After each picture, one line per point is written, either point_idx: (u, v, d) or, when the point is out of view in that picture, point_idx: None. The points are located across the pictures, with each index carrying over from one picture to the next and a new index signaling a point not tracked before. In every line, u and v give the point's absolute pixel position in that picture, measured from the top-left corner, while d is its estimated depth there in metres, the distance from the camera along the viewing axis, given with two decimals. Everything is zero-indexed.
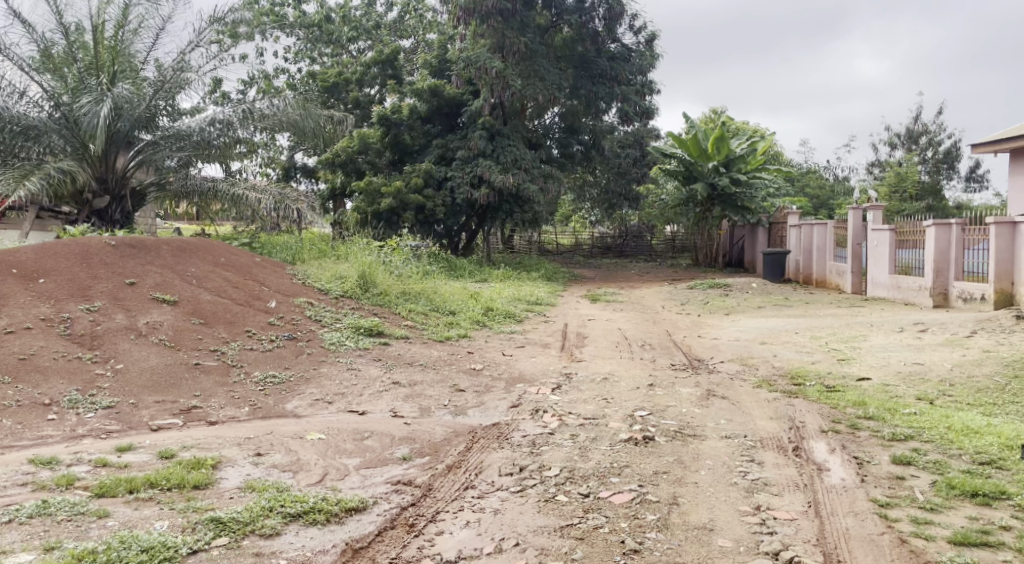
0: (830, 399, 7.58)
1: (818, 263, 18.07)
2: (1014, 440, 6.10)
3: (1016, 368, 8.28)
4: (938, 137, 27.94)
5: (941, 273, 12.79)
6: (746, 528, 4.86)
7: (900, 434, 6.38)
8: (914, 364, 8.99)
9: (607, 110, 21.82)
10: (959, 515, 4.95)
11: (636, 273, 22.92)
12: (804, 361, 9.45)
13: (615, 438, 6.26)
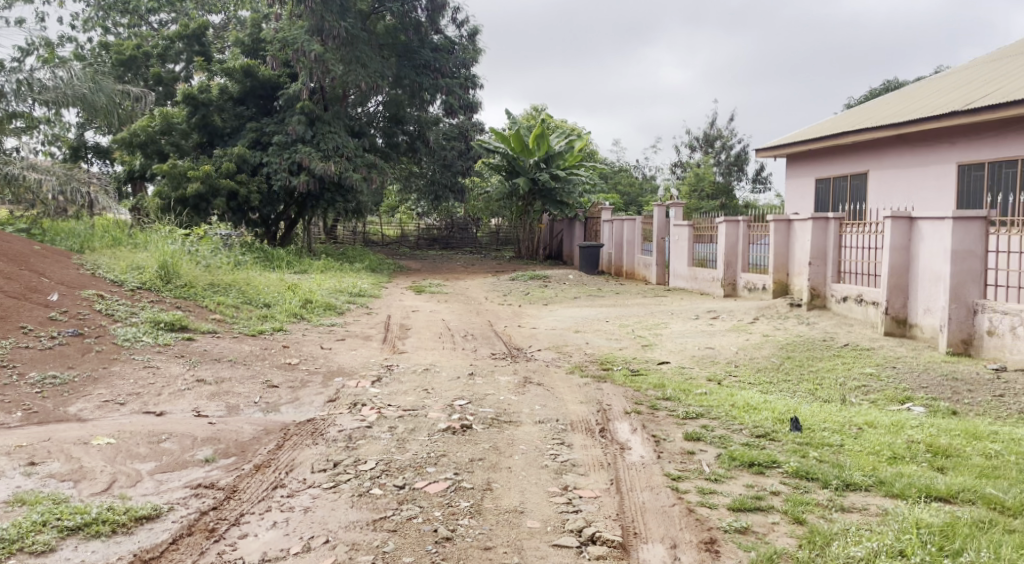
0: (634, 383, 8.02)
1: (628, 255, 19.08)
2: (786, 414, 6.77)
3: (791, 350, 9.18)
4: (730, 142, 30.33)
5: (730, 266, 13.96)
6: (553, 509, 5.05)
7: (692, 412, 6.89)
8: (707, 348, 9.73)
9: (431, 102, 21.82)
10: (738, 484, 5.41)
11: (461, 265, 23.10)
12: (613, 348, 9.97)
13: (433, 428, 6.29)
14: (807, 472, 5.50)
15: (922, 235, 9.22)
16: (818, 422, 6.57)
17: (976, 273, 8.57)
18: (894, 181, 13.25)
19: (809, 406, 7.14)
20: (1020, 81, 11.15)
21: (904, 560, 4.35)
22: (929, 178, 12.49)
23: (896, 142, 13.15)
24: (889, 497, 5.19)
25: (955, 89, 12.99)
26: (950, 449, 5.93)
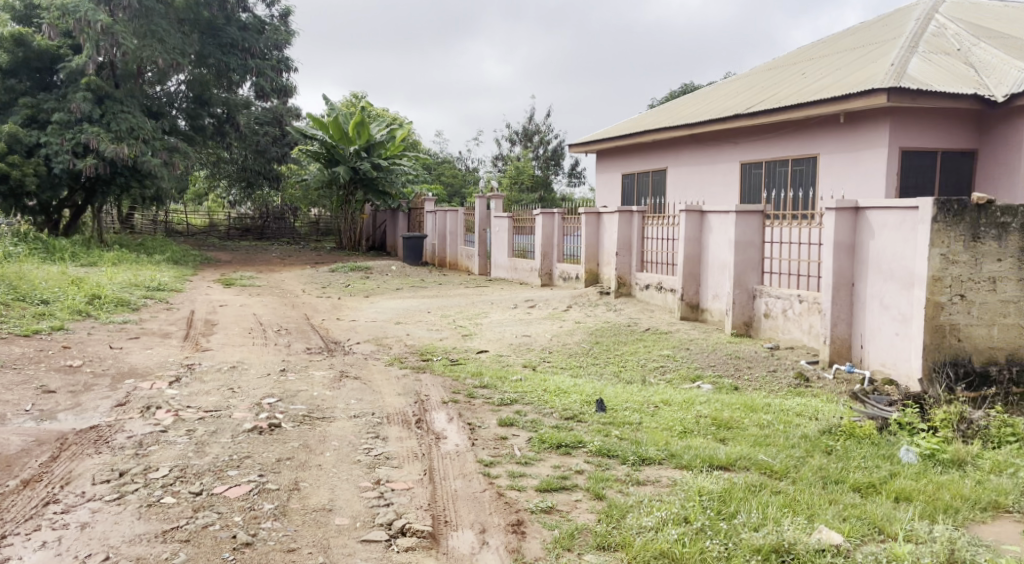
0: (452, 372, 8.06)
1: (450, 246, 19.15)
2: (592, 396, 7.07)
3: (600, 336, 9.58)
4: (547, 137, 31.25)
5: (546, 256, 14.39)
6: (364, 504, 4.96)
7: (507, 399, 7.02)
8: (523, 336, 9.95)
9: (239, 84, 20.75)
10: (546, 465, 5.57)
11: (276, 257, 22.14)
12: (433, 338, 9.95)
13: (237, 429, 5.97)
14: (609, 450, 5.77)
15: (711, 227, 9.92)
16: (621, 402, 6.92)
17: (755, 261, 9.34)
18: (689, 177, 14.18)
19: (613, 387, 7.50)
20: (791, 88, 12.26)
21: (688, 525, 4.64)
22: (717, 174, 13.46)
23: (690, 141, 14.06)
24: (679, 468, 5.54)
25: (739, 94, 14.08)
26: (732, 422, 6.44)
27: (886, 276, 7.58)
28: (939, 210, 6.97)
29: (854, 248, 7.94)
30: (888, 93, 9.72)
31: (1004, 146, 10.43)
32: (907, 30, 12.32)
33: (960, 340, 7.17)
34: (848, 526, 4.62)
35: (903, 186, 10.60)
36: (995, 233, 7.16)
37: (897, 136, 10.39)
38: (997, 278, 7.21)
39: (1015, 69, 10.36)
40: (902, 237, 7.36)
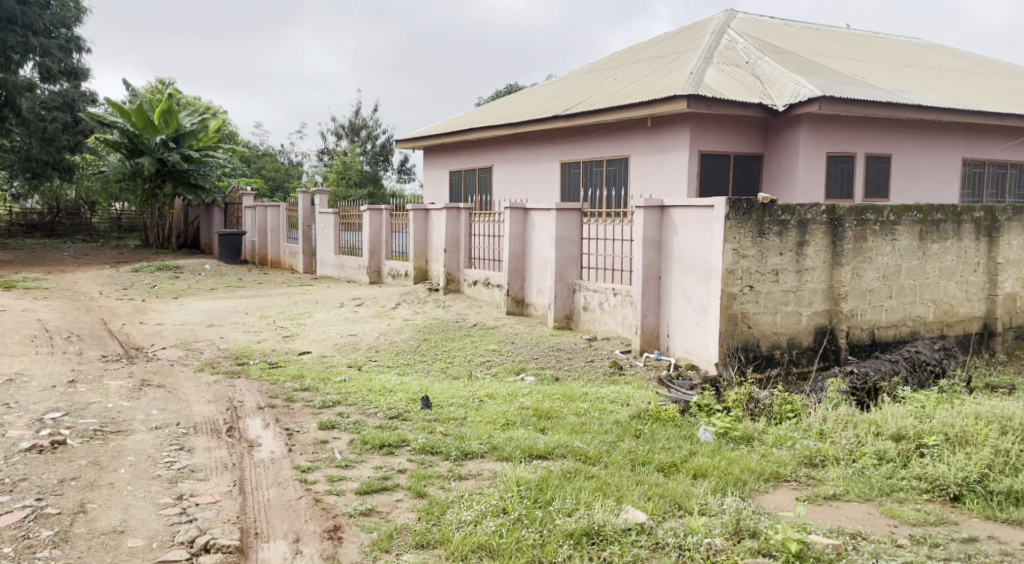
0: (270, 376, 7.67)
1: (272, 244, 18.34)
2: (419, 394, 6.96)
3: (426, 333, 9.49)
4: (375, 132, 30.70)
5: (374, 254, 14.10)
6: (162, 522, 4.59)
7: (329, 401, 6.77)
8: (347, 335, 9.67)
9: (20, 64, 18.80)
10: (367, 467, 5.41)
11: (70, 256, 20.23)
12: (249, 341, 9.44)
13: (12, 449, 5.36)
14: (431, 447, 5.69)
15: (534, 224, 10.11)
16: (446, 398, 6.87)
17: (574, 257, 9.61)
18: (513, 174, 14.39)
19: (440, 384, 7.43)
20: (604, 91, 12.74)
21: (506, 516, 4.65)
22: (539, 172, 13.75)
23: (512, 139, 14.28)
24: (500, 460, 5.56)
25: (558, 95, 14.46)
26: (552, 411, 6.56)
27: (688, 269, 8.03)
28: (731, 209, 7.47)
29: (660, 244, 8.35)
30: (687, 99, 10.31)
31: (786, 150, 11.39)
32: (705, 42, 13.15)
33: (749, 327, 7.73)
34: (651, 504, 4.82)
35: (704, 185, 11.28)
36: (778, 229, 7.77)
37: (697, 139, 11.05)
38: (779, 270, 7.83)
39: (794, 81, 11.32)
40: (701, 234, 7.82)
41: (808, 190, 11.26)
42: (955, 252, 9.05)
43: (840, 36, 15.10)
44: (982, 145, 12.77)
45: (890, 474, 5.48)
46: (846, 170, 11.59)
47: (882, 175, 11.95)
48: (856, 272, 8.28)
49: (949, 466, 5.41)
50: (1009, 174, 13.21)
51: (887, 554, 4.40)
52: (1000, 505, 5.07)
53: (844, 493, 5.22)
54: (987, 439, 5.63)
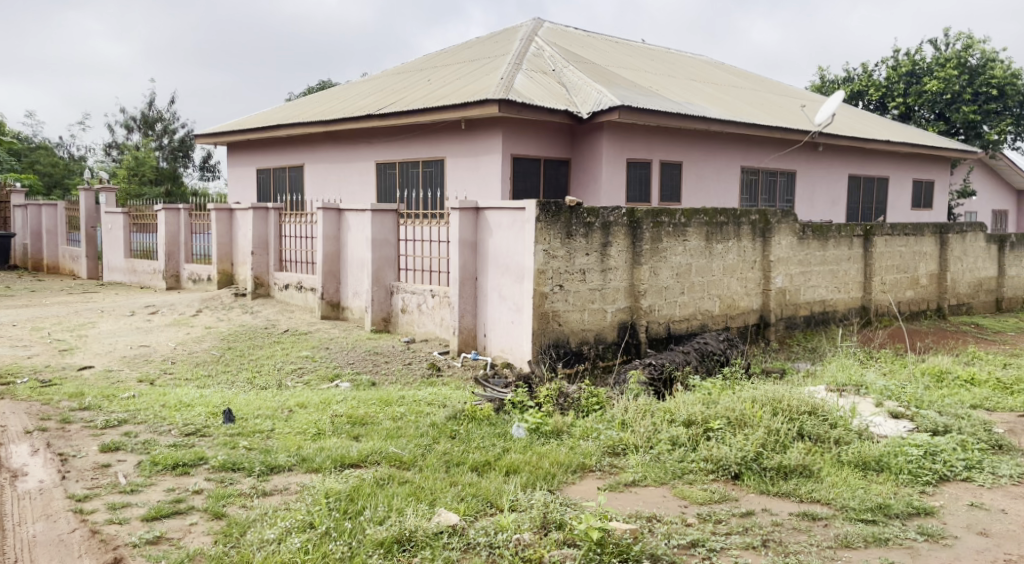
0: (43, 396, 6.92)
1: (48, 248, 16.67)
2: (220, 407, 6.57)
3: (230, 341, 8.98)
4: (173, 126, 28.81)
5: (171, 256, 13.19)
6: None
7: (113, 420, 6.21)
8: (138, 346, 8.95)
9: None
10: (157, 490, 5.01)
11: None
12: (18, 357, 8.49)
13: None
14: (232, 463, 5.38)
15: (349, 225, 9.86)
16: (251, 410, 6.52)
17: (391, 258, 9.47)
18: (325, 174, 14.00)
19: (244, 396, 7.05)
20: (418, 91, 12.68)
21: (312, 530, 4.47)
22: (353, 172, 13.46)
23: (324, 138, 13.89)
24: (309, 472, 5.35)
25: (372, 94, 14.24)
26: (367, 417, 6.42)
27: (503, 269, 8.15)
28: (541, 211, 7.66)
29: (476, 245, 8.42)
30: (498, 104, 10.45)
31: (591, 155, 11.90)
32: (515, 48, 13.46)
33: (559, 325, 7.97)
34: (463, 505, 4.84)
35: (516, 187, 11.51)
36: (584, 231, 8.07)
37: (509, 142, 11.26)
38: (585, 269, 8.14)
39: (596, 90, 11.83)
40: (514, 235, 7.97)
41: (612, 193, 11.81)
42: (736, 251, 9.83)
43: (636, 49, 15.98)
44: (758, 154, 13.99)
45: (682, 457, 5.84)
46: (644, 175, 12.28)
47: (675, 180, 12.79)
48: (653, 270, 8.79)
49: (730, 447, 5.85)
50: (779, 181, 14.49)
51: (678, 534, 4.70)
52: (772, 479, 5.55)
53: (641, 479, 5.51)
54: (762, 420, 6.13)
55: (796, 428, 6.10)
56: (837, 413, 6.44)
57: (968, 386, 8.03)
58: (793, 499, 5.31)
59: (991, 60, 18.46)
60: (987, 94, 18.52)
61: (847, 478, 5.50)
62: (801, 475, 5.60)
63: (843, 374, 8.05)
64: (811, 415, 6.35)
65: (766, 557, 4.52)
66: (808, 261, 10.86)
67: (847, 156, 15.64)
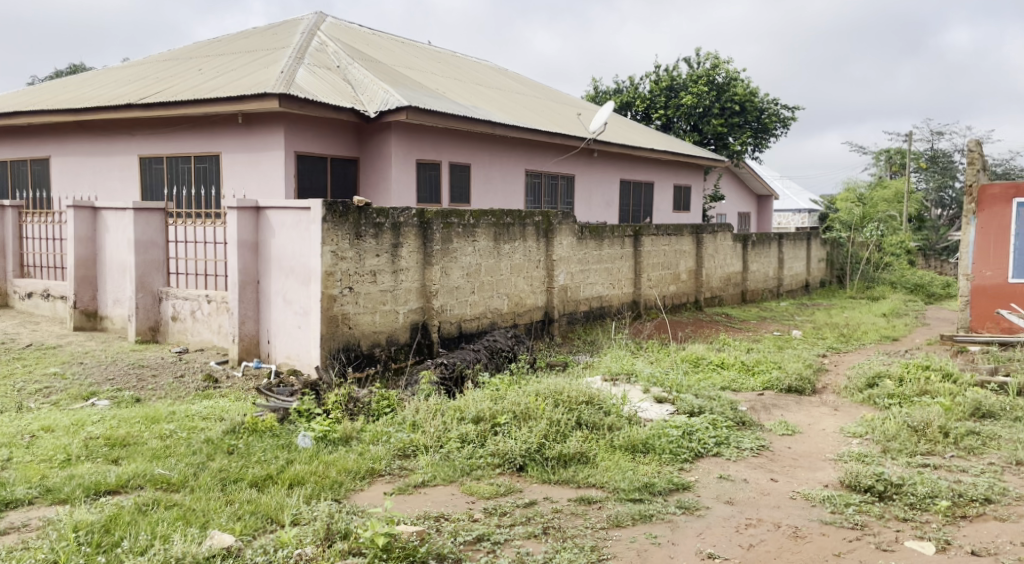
0: None
1: None
2: None
3: None
4: None
5: None
6: None
7: None
8: None
9: None
10: None
11: None
12: None
13: None
14: None
15: (108, 225, 9.06)
16: None
17: (158, 261, 8.82)
18: (78, 170, 12.76)
19: None
20: (188, 82, 11.91)
21: None
22: (111, 168, 12.39)
23: (77, 129, 12.65)
24: (55, 504, 4.87)
25: (133, 81, 13.17)
26: (128, 438, 5.93)
27: (287, 272, 7.86)
28: (327, 211, 7.47)
29: (256, 246, 8.06)
30: (279, 98, 10.06)
31: (378, 155, 11.80)
32: (295, 41, 13.03)
33: (349, 328, 7.82)
34: (240, 524, 4.62)
35: (300, 186, 11.14)
36: (374, 232, 7.97)
37: (291, 139, 10.88)
38: (376, 271, 8.05)
39: (382, 88, 11.74)
40: (299, 236, 7.71)
41: (402, 193, 11.77)
42: (522, 251, 10.16)
43: (420, 49, 16.06)
44: (540, 157, 14.56)
45: (470, 454, 5.94)
46: (433, 176, 12.39)
47: (463, 182, 13.00)
48: (443, 270, 8.87)
49: (516, 440, 6.04)
50: (559, 184, 15.18)
51: (463, 530, 4.78)
52: (553, 469, 5.80)
53: (431, 479, 5.55)
54: (545, 412, 6.39)
55: (575, 417, 6.42)
56: (610, 401, 6.86)
57: (719, 370, 8.90)
58: (572, 486, 5.59)
59: (735, 79, 20.54)
60: (732, 109, 20.55)
61: (619, 462, 5.87)
62: (579, 462, 5.90)
63: (617, 364, 8.61)
64: (588, 404, 6.70)
65: (546, 544, 4.72)
66: (586, 260, 11.47)
67: (620, 162, 16.71)
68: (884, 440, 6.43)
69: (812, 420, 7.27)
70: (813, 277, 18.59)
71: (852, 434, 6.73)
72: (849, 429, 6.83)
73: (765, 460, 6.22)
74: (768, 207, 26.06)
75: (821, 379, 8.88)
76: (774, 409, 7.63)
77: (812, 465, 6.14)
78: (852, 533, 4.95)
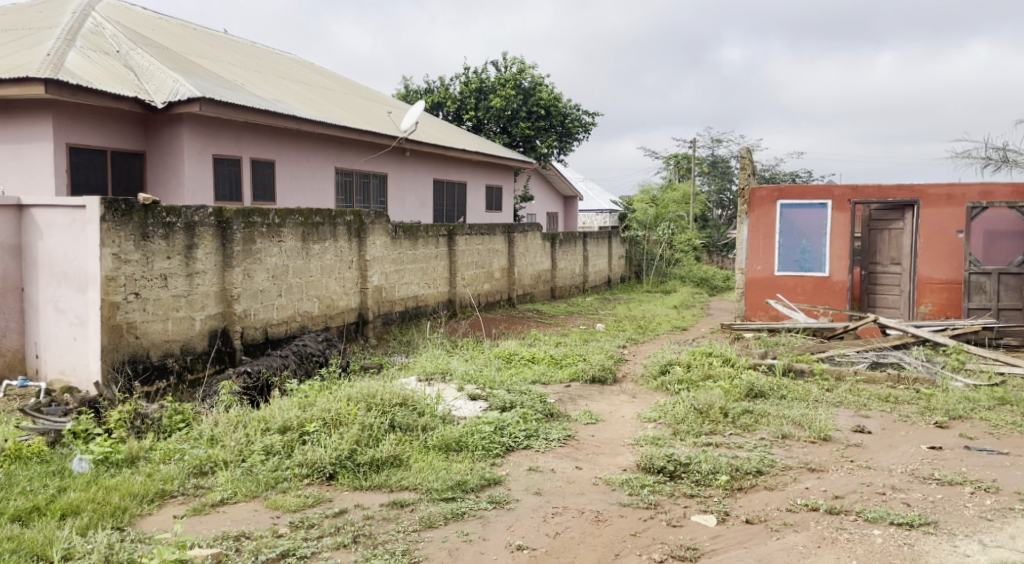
0: None
1: None
2: None
3: None
4: None
5: None
6: None
7: None
8: None
9: None
10: None
11: None
12: None
13: None
14: None
15: None
16: None
17: None
18: None
19: None
20: None
21: None
22: None
23: None
24: None
25: None
26: None
27: (60, 278, 7.14)
28: (106, 210, 6.87)
29: (19, 249, 7.28)
30: (45, 83, 9.13)
31: (168, 151, 11.03)
32: (66, 21, 11.87)
33: (136, 338, 7.23)
34: None
35: (74, 183, 10.18)
36: (164, 232, 7.43)
37: (62, 131, 9.92)
38: (167, 274, 7.50)
39: (170, 78, 10.98)
40: (72, 238, 7.03)
41: (196, 192, 11.07)
42: (332, 252, 9.87)
43: (215, 38, 15.19)
44: (350, 156, 14.22)
45: (275, 467, 5.68)
46: (233, 174, 11.76)
47: (267, 180, 12.45)
48: (246, 273, 8.44)
49: (325, 447, 5.85)
50: (371, 184, 14.94)
51: (267, 547, 4.58)
52: (365, 474, 5.67)
53: (230, 496, 5.25)
54: (356, 416, 6.23)
55: (387, 421, 6.31)
56: (424, 401, 6.81)
57: (530, 364, 9.14)
58: (384, 490, 5.50)
59: (540, 84, 21.18)
60: (538, 113, 21.24)
61: (431, 462, 5.83)
62: (392, 466, 5.81)
63: (431, 364, 8.58)
64: (401, 406, 6.62)
65: (356, 553, 4.60)
66: (401, 260, 11.35)
67: (432, 161, 16.69)
68: (674, 423, 6.87)
69: (613, 408, 7.63)
70: (614, 273, 19.59)
71: (647, 419, 7.13)
72: (645, 414, 7.23)
73: (570, 450, 6.44)
74: (574, 207, 27.16)
75: (621, 369, 9.35)
76: (579, 399, 7.94)
77: (612, 450, 6.43)
78: (646, 512, 5.23)
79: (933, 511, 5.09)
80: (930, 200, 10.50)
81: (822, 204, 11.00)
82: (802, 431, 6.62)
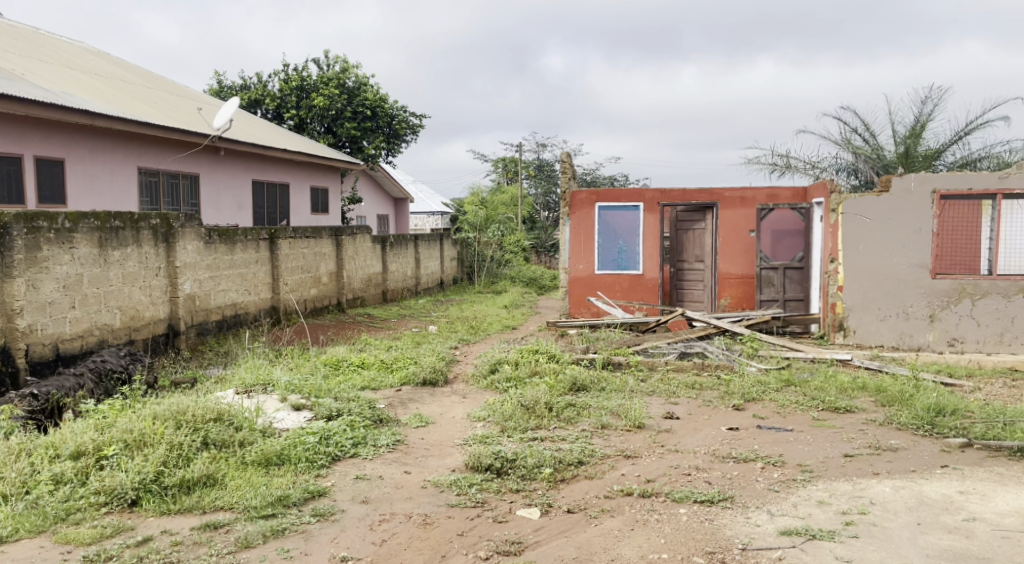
0: None
1: None
2: None
3: None
4: None
5: None
6: None
7: None
8: None
9: None
10: None
11: None
12: None
13: None
14: None
15: None
16: None
17: None
18: None
19: None
20: None
21: None
22: None
23: None
24: None
25: None
26: None
27: None
28: None
29: None
30: None
31: None
32: None
33: None
34: None
35: None
36: None
37: None
38: None
39: None
40: None
41: None
42: (136, 258, 9.19)
43: None
44: (155, 155, 13.31)
45: (67, 497, 5.19)
46: (13, 173, 10.69)
47: (55, 180, 11.41)
48: (30, 284, 7.69)
49: (126, 472, 5.41)
50: (180, 184, 14.07)
51: None
52: (174, 498, 5.30)
53: (11, 534, 4.76)
54: (164, 436, 5.80)
55: (199, 438, 5.92)
56: (242, 414, 6.45)
57: (359, 370, 8.94)
58: (195, 513, 5.16)
59: (364, 84, 20.85)
60: (364, 114, 20.89)
61: (249, 479, 5.54)
62: (204, 486, 5.46)
63: (252, 375, 8.18)
64: (216, 421, 6.24)
65: None
66: (217, 266, 10.76)
67: (249, 161, 15.95)
68: (501, 420, 6.95)
69: (443, 410, 7.61)
70: (446, 274, 19.62)
71: (476, 419, 7.16)
72: (474, 414, 7.27)
73: (398, 455, 6.35)
74: (405, 209, 26.98)
75: (452, 370, 9.36)
76: (410, 402, 7.86)
77: (441, 452, 6.41)
78: (473, 511, 5.25)
79: (730, 487, 5.46)
80: (727, 202, 11.29)
81: (635, 206, 11.55)
82: (619, 420, 6.90)
